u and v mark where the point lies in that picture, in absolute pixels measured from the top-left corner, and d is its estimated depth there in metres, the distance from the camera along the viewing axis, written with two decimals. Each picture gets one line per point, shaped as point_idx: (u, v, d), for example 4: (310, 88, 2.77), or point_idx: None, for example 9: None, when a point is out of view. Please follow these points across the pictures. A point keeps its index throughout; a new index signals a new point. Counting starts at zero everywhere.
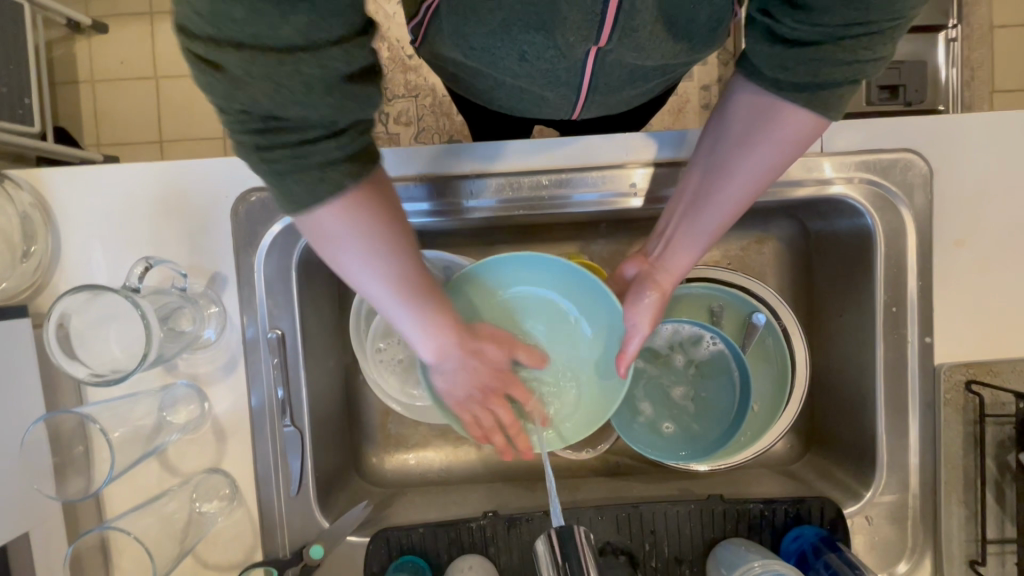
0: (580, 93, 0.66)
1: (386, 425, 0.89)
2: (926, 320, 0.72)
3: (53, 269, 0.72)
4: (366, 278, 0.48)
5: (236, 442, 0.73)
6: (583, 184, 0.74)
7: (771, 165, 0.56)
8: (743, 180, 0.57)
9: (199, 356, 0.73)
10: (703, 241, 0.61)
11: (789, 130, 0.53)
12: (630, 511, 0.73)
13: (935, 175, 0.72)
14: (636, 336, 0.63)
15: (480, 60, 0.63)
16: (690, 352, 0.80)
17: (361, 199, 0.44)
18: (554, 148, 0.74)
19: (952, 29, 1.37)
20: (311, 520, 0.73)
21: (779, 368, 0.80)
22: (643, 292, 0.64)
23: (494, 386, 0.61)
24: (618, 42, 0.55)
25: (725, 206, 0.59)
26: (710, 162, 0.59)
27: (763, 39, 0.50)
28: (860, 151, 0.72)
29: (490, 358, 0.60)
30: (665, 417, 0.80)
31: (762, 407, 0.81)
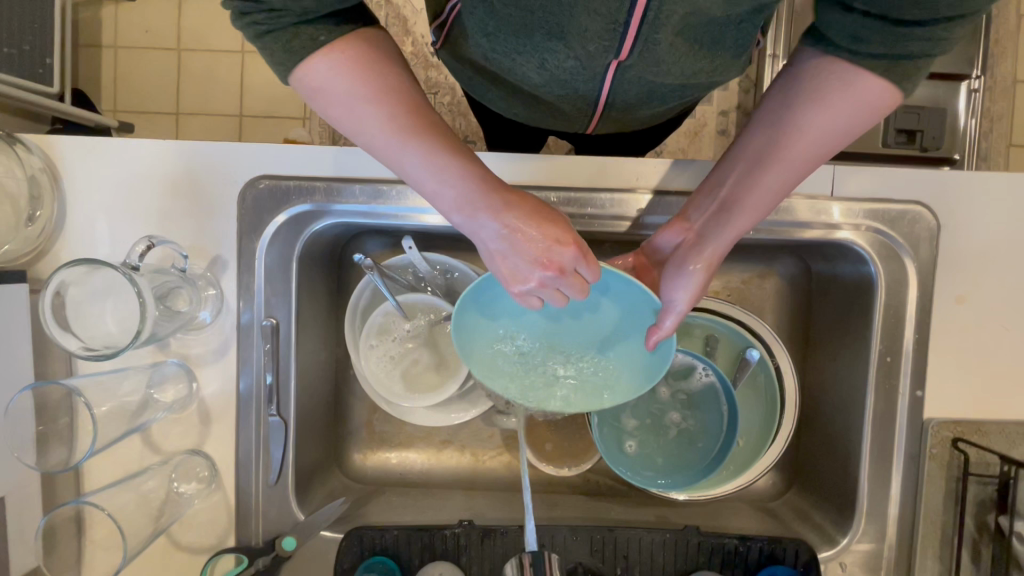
0: (596, 107, 0.67)
1: (372, 422, 0.89)
2: (920, 373, 0.72)
3: (56, 236, 0.72)
4: (377, 131, 0.49)
5: (221, 425, 0.73)
6: (592, 205, 0.74)
7: (841, 128, 0.52)
8: (812, 142, 0.53)
9: (192, 336, 0.73)
10: (765, 204, 0.56)
11: (866, 97, 0.51)
12: (605, 534, 0.72)
13: (942, 230, 0.72)
14: (674, 313, 0.57)
15: (500, 64, 0.63)
16: (680, 383, 0.80)
17: (347, 44, 0.47)
18: (565, 167, 0.74)
19: (975, 80, 1.40)
20: (286, 511, 0.74)
21: (768, 407, 0.80)
22: (686, 263, 0.57)
23: (566, 253, 0.49)
24: (640, 55, 0.55)
25: (787, 172, 0.55)
26: (772, 120, 0.55)
27: (835, 7, 0.49)
28: (870, 199, 0.72)
29: (537, 218, 0.50)
30: (639, 440, 0.79)
31: (746, 443, 0.81)
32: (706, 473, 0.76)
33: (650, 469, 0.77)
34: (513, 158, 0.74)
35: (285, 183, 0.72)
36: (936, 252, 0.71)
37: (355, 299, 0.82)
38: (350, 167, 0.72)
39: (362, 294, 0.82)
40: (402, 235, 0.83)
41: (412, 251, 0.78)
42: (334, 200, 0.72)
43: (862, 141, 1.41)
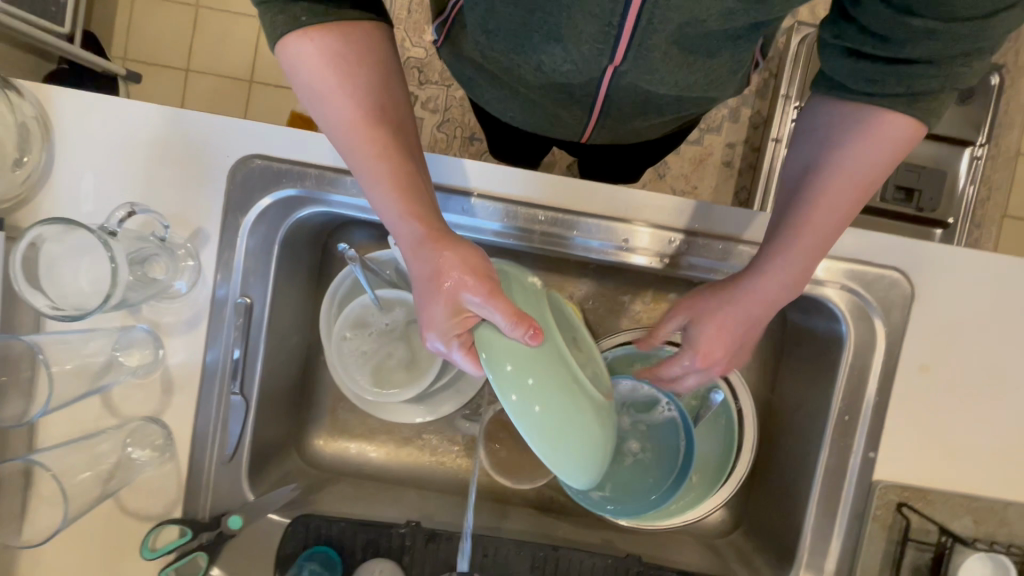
0: (592, 113, 0.68)
1: (336, 410, 0.89)
2: (875, 435, 0.73)
3: (40, 185, 0.72)
4: (335, 137, 0.51)
5: (182, 396, 0.73)
6: (581, 229, 0.75)
7: (869, 169, 0.54)
8: (838, 181, 0.54)
9: (164, 305, 0.72)
10: (796, 247, 0.56)
11: (883, 132, 0.53)
12: (548, 553, 0.73)
13: (917, 299, 0.73)
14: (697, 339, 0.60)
15: (498, 64, 0.64)
16: (642, 415, 0.81)
17: (314, 39, 0.46)
18: (559, 187, 0.75)
19: (978, 147, 1.42)
20: (236, 489, 0.74)
21: (724, 451, 0.81)
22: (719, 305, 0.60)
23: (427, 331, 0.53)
24: (633, 62, 0.55)
25: (821, 214, 0.55)
26: (800, 168, 0.58)
27: (842, 57, 0.52)
28: (851, 259, 0.73)
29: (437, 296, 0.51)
30: None
31: (699, 480, 0.81)
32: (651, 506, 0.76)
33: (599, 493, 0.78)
34: (512, 172, 0.75)
35: (278, 165, 0.72)
36: (906, 319, 0.73)
37: (333, 288, 0.83)
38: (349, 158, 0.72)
39: (341, 284, 0.83)
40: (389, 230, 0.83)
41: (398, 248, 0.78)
42: (325, 189, 0.72)
43: None
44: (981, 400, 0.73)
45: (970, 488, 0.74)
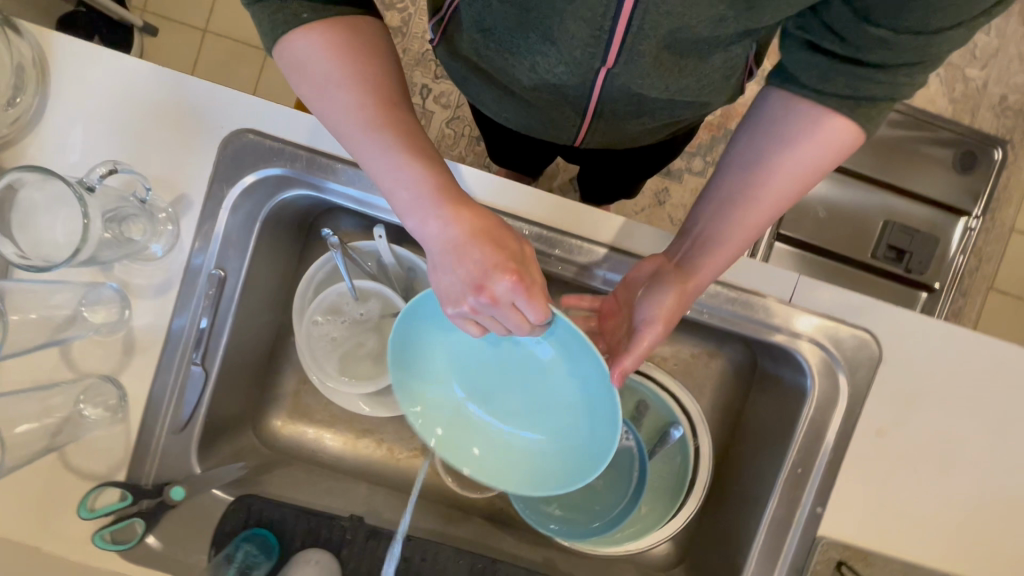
0: (584, 117, 0.68)
1: (299, 393, 0.88)
2: (824, 491, 0.73)
3: (29, 129, 0.71)
4: (344, 111, 0.49)
5: (142, 359, 0.72)
6: (564, 250, 0.75)
7: (812, 170, 0.57)
8: (784, 179, 0.57)
9: (138, 266, 0.72)
10: (738, 237, 0.60)
11: (830, 137, 0.55)
12: (487, 564, 0.72)
13: (883, 363, 0.74)
14: (646, 329, 0.61)
15: (492, 62, 0.64)
16: None
17: (333, 26, 0.47)
18: (546, 205, 0.75)
19: (973, 219, 1.45)
20: (184, 459, 0.73)
21: (678, 484, 0.80)
22: (663, 287, 0.62)
23: (500, 279, 0.48)
24: (625, 66, 0.56)
25: (760, 209, 0.59)
26: (742, 161, 0.60)
27: (802, 49, 0.55)
28: (824, 315, 0.75)
29: (500, 242, 0.49)
30: None
31: (649, 512, 0.80)
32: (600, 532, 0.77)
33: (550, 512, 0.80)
34: (505, 183, 0.75)
35: (271, 142, 0.71)
36: (870, 379, 0.73)
37: (312, 272, 0.82)
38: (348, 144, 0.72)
39: (321, 269, 0.82)
40: (376, 222, 0.83)
41: (381, 242, 0.77)
42: (313, 173, 0.72)
43: (855, 247, 1.45)
44: (933, 470, 0.74)
45: (911, 556, 0.74)
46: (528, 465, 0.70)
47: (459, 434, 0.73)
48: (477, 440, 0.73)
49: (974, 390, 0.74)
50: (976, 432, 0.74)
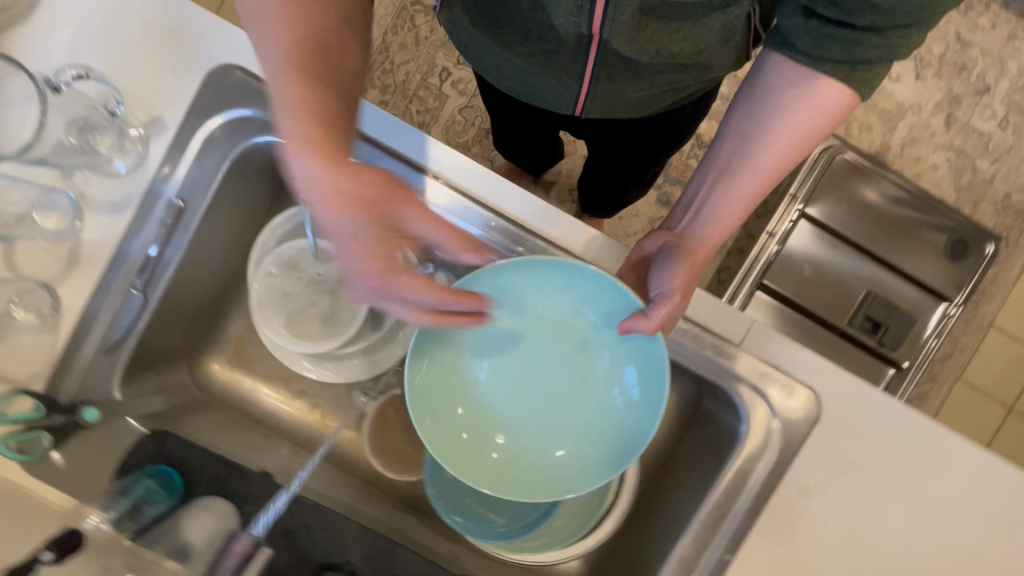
0: (581, 83, 0.80)
1: (243, 342, 0.88)
2: (738, 539, 0.72)
3: (18, 22, 0.70)
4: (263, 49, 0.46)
5: (84, 272, 0.70)
6: (526, 248, 0.74)
7: (805, 134, 0.61)
8: (778, 147, 0.61)
9: (98, 179, 0.70)
10: (736, 206, 0.66)
11: (824, 101, 0.59)
12: (386, 546, 0.71)
13: (821, 423, 0.73)
14: (660, 296, 0.65)
15: (488, 31, 0.78)
16: None
17: None
18: (519, 202, 0.74)
19: (953, 306, 1.45)
20: (108, 381, 0.72)
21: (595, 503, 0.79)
22: (670, 260, 0.67)
23: (365, 280, 0.49)
24: (609, 33, 0.68)
25: (757, 175, 0.64)
26: (739, 133, 0.64)
27: (799, 16, 0.57)
28: (771, 363, 0.74)
29: (390, 217, 0.48)
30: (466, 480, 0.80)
31: (562, 525, 0.79)
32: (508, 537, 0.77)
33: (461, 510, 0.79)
34: (493, 176, 0.75)
35: (256, 83, 0.70)
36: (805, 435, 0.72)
37: (279, 222, 0.81)
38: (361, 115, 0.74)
39: (288, 220, 0.81)
40: None
41: None
42: None
43: (833, 311, 1.45)
44: (851, 541, 0.73)
45: None
46: (605, 438, 0.72)
47: (530, 456, 0.73)
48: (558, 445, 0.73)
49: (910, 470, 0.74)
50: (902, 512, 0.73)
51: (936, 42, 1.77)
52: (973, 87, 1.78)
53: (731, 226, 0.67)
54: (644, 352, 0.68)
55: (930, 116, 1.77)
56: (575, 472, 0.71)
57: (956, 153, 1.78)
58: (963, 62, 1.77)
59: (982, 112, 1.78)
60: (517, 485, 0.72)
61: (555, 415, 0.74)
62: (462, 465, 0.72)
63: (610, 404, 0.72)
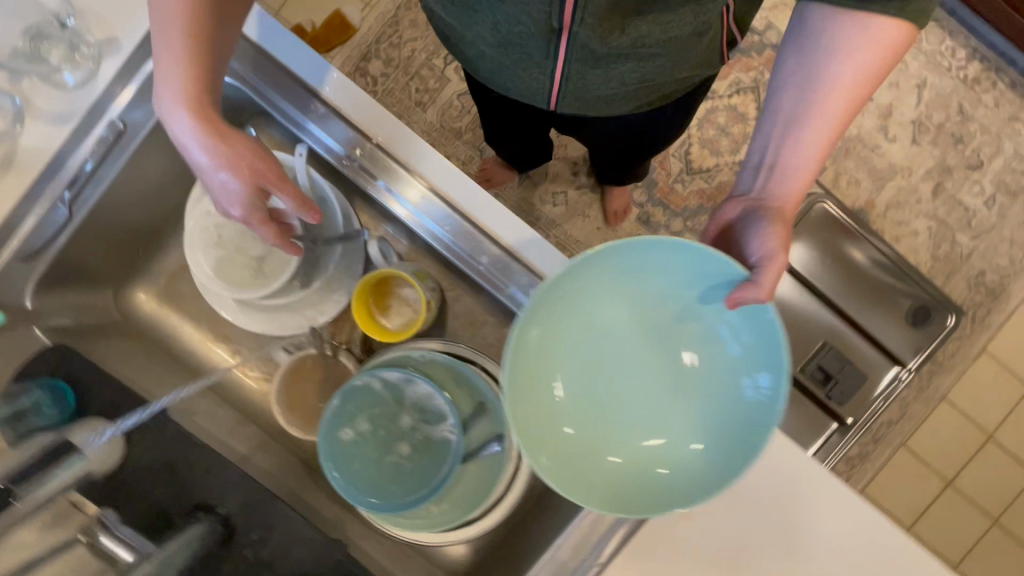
0: (552, 77, 0.84)
1: (174, 278, 0.88)
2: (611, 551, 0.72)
3: None
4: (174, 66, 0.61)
5: (12, 177, 0.69)
6: (476, 249, 0.76)
7: (868, 74, 0.57)
8: (860, 64, 0.57)
9: (45, 88, 0.70)
10: (808, 157, 0.62)
11: (885, 32, 0.55)
12: (265, 497, 0.71)
13: None
14: (768, 262, 0.59)
15: (461, 19, 0.82)
16: (424, 425, 0.75)
17: None
18: (478, 204, 0.76)
19: (905, 371, 1.45)
20: (20, 288, 0.72)
21: (481, 492, 0.76)
22: (761, 222, 0.63)
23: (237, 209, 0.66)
24: (580, 24, 0.72)
25: (836, 96, 0.59)
26: (800, 87, 0.61)
27: None
28: None
29: (225, 183, 0.65)
30: (358, 444, 0.74)
31: (446, 507, 0.75)
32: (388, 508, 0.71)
33: (344, 474, 0.72)
34: (457, 174, 0.77)
35: (258, 58, 0.77)
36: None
37: None
38: (314, 71, 0.77)
39: None
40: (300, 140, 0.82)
41: (297, 159, 0.75)
42: (294, 103, 0.78)
43: None
44: None
45: None
46: (712, 411, 0.62)
47: (657, 404, 0.65)
48: (664, 434, 0.64)
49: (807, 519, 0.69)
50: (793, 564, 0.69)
51: (938, 110, 1.77)
52: (966, 161, 1.78)
53: (809, 178, 0.63)
54: (753, 322, 0.58)
55: (919, 182, 1.78)
56: (717, 468, 0.60)
57: (938, 223, 1.78)
58: (961, 135, 1.78)
59: (971, 188, 1.79)
60: (636, 489, 0.62)
61: (675, 419, 0.64)
62: (643, 500, 0.61)
63: (733, 372, 0.61)
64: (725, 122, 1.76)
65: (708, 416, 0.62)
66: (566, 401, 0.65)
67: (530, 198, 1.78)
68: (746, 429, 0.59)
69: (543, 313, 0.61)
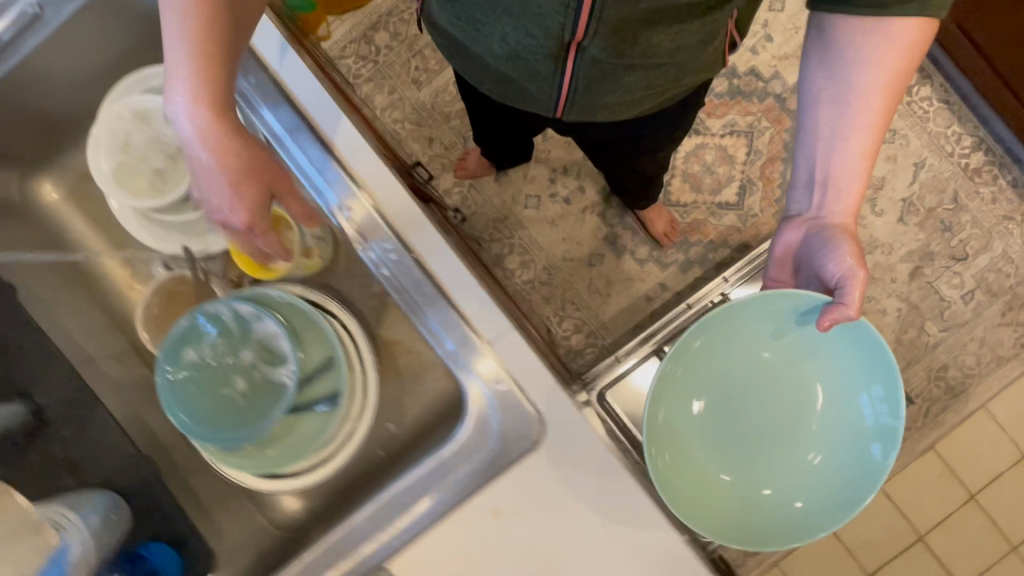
0: (561, 91, 0.81)
1: (82, 176, 0.89)
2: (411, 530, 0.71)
3: None
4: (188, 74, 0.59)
5: None
6: (404, 272, 0.77)
7: (900, 65, 0.65)
8: (890, 78, 0.66)
9: None
10: (857, 169, 0.70)
11: (901, 39, 0.63)
12: None
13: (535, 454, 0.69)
14: (847, 280, 0.69)
15: (466, 33, 0.79)
16: (264, 364, 0.74)
17: None
18: (409, 224, 0.76)
19: None
20: None
21: (305, 448, 0.75)
22: (835, 239, 0.72)
23: (234, 216, 0.65)
24: (592, 32, 0.69)
25: (871, 101, 0.67)
26: (838, 99, 0.69)
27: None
28: (513, 377, 0.72)
29: (236, 198, 0.64)
30: (197, 367, 0.74)
31: (268, 454, 0.75)
32: (204, 435, 0.71)
33: (175, 391, 0.73)
34: (389, 182, 0.77)
35: None
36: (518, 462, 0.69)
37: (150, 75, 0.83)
38: (297, 82, 0.77)
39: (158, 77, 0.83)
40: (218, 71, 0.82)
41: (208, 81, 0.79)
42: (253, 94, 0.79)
43: None
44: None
45: None
46: (851, 450, 0.76)
47: (779, 458, 0.79)
48: (813, 449, 0.79)
49: (613, 551, 0.68)
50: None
51: (931, 193, 1.72)
52: (951, 251, 1.73)
53: (861, 179, 0.71)
54: (853, 333, 0.73)
55: (897, 262, 1.73)
56: (847, 489, 0.75)
57: (909, 308, 1.73)
58: (951, 223, 1.72)
59: (950, 279, 1.73)
60: (780, 519, 0.77)
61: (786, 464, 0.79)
62: (773, 527, 0.77)
63: (865, 440, 0.75)
64: (711, 161, 1.75)
65: (833, 435, 0.78)
66: (725, 435, 0.80)
67: (504, 195, 1.77)
68: (864, 479, 0.74)
69: (795, 310, 0.74)
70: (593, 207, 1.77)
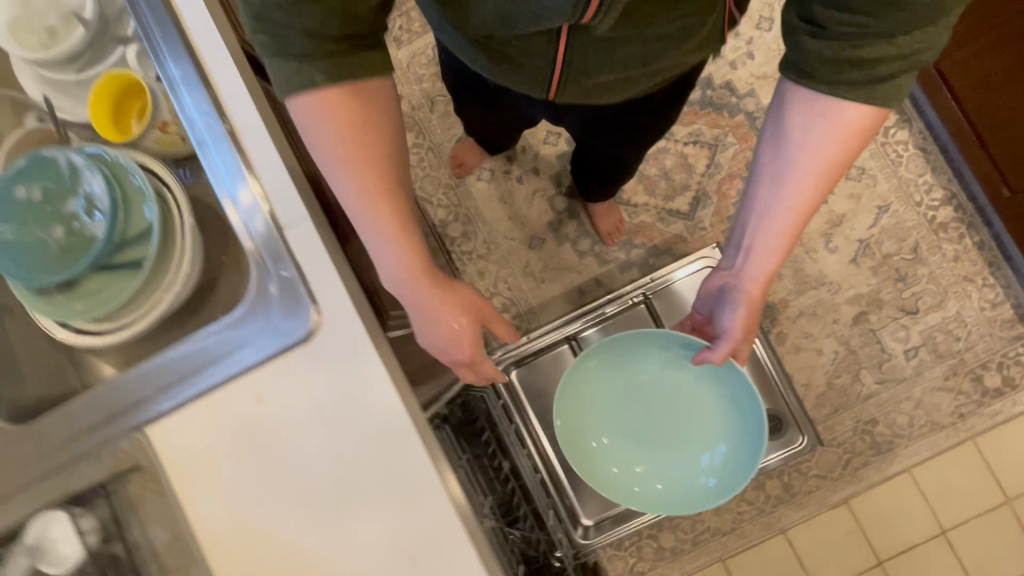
0: (555, 66, 0.80)
1: None
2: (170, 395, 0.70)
3: None
4: (352, 187, 0.69)
5: None
6: (247, 200, 0.73)
7: (829, 163, 0.74)
8: (824, 161, 0.74)
9: None
10: (775, 244, 0.81)
11: (850, 119, 0.70)
12: None
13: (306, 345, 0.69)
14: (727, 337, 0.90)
15: None
16: (87, 218, 0.77)
17: (342, 101, 0.65)
18: (259, 147, 0.74)
19: None
20: None
21: (107, 307, 0.76)
22: (734, 303, 0.88)
23: (451, 324, 0.74)
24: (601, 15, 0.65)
25: (803, 188, 0.77)
26: (777, 173, 0.78)
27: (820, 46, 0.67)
28: (298, 265, 0.71)
29: (446, 306, 0.74)
30: (26, 208, 0.77)
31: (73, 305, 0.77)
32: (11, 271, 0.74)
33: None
34: (248, 102, 0.75)
35: None
36: (286, 347, 0.69)
37: None
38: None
39: None
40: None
41: None
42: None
43: None
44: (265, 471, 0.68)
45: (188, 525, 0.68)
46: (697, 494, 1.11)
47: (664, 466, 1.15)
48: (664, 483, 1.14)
49: (361, 453, 0.67)
50: (331, 489, 0.67)
51: (890, 239, 1.66)
52: (901, 302, 1.65)
53: (776, 259, 0.82)
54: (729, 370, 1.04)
55: (843, 302, 1.66)
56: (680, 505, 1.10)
57: (846, 351, 1.66)
58: (906, 273, 1.65)
59: (895, 330, 1.65)
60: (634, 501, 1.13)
61: (665, 469, 1.15)
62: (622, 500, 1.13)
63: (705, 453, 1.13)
64: (670, 167, 1.72)
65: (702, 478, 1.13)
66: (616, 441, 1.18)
67: None
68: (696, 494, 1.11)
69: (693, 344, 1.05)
70: (544, 191, 1.76)
